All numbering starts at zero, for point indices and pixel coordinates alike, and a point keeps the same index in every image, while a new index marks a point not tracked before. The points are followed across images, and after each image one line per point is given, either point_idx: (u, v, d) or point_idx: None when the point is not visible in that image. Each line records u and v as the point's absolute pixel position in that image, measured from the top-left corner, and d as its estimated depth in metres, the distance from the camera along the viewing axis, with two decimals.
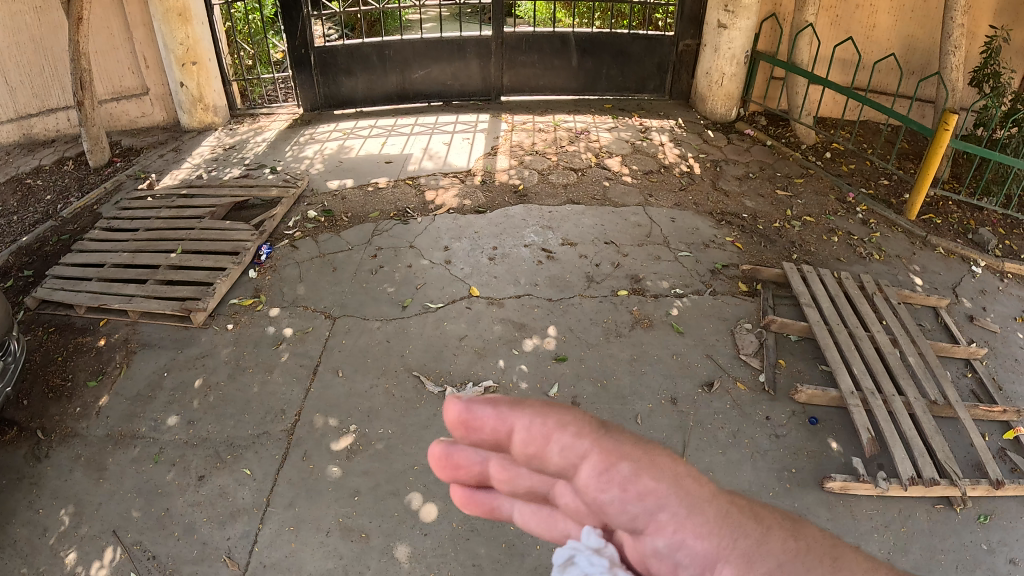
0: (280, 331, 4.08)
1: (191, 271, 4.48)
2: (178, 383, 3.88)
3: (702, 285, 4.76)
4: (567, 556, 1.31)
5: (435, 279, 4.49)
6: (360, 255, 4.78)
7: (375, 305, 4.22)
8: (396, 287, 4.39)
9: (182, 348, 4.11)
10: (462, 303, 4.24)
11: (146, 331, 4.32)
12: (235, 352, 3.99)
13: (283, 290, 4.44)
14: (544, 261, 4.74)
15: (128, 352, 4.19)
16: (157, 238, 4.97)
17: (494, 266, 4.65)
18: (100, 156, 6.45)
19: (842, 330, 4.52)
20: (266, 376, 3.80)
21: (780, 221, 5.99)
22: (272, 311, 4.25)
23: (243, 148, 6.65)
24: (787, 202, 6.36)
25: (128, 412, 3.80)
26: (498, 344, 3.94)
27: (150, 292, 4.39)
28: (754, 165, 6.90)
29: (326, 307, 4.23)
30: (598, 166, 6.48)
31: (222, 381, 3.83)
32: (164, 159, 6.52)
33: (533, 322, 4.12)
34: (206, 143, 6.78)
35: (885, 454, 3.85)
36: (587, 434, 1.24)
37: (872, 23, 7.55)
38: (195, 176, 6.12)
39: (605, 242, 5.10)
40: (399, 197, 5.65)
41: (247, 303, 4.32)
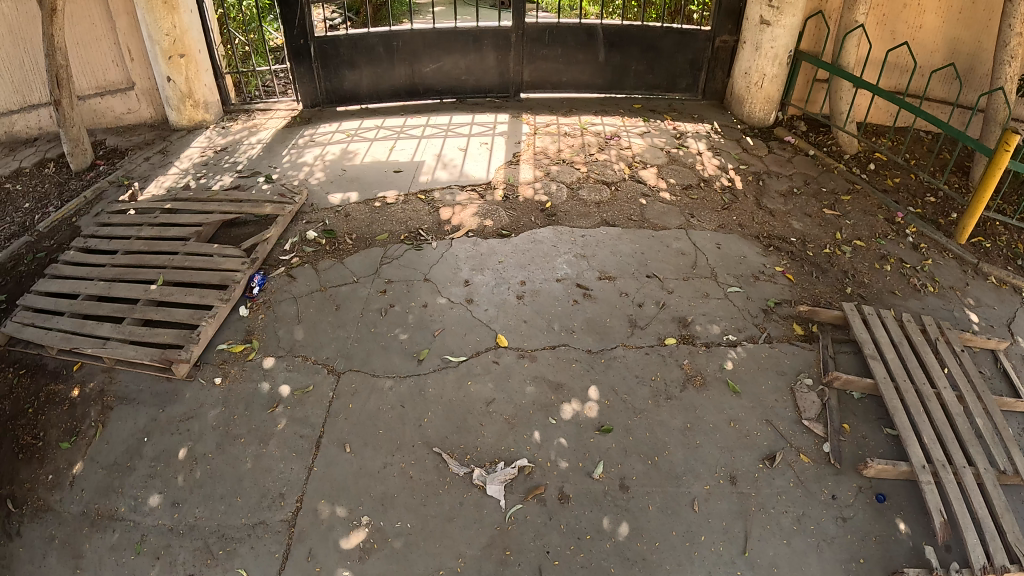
0: (276, 389, 3.53)
1: (172, 309, 3.90)
2: (162, 452, 3.35)
3: (756, 329, 4.23)
4: None
5: (453, 322, 3.88)
6: (366, 288, 4.14)
7: (384, 356, 3.63)
8: (408, 332, 3.79)
9: (167, 405, 3.56)
10: (485, 354, 3.66)
11: (126, 380, 3.77)
12: (226, 413, 3.45)
13: (279, 333, 3.85)
14: (579, 300, 4.17)
15: (105, 407, 3.63)
16: (138, 263, 4.37)
17: (522, 306, 4.06)
18: (82, 159, 5.81)
19: (904, 383, 3.91)
20: (263, 448, 3.27)
21: (830, 247, 5.48)
22: (266, 362, 3.68)
23: (236, 150, 6.00)
24: (834, 224, 5.82)
25: (105, 485, 3.26)
26: (530, 411, 3.39)
27: (128, 335, 3.81)
28: (798, 179, 6.39)
29: (329, 355, 3.65)
30: (632, 180, 5.92)
31: (209, 452, 3.30)
32: (150, 163, 5.89)
33: (568, 381, 3.55)
34: (195, 144, 6.14)
35: (953, 537, 3.27)
36: None
37: (918, 24, 6.86)
38: (183, 184, 5.49)
39: (646, 275, 4.54)
40: (412, 215, 5.06)
41: (237, 350, 3.76)
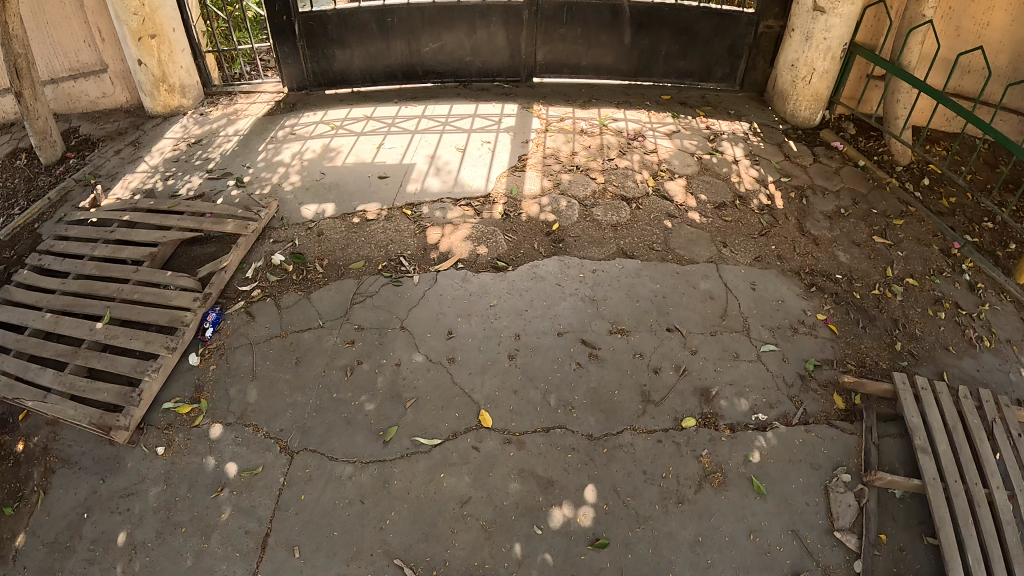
0: (222, 466, 3.06)
1: (113, 358, 3.42)
2: (102, 533, 2.88)
3: (791, 403, 3.60)
4: None
5: (426, 390, 3.34)
6: (333, 338, 3.61)
7: (345, 434, 3.12)
8: (378, 402, 3.26)
9: (110, 475, 3.08)
10: (462, 436, 3.13)
11: (71, 438, 3.28)
12: (168, 493, 2.97)
13: (233, 392, 3.36)
14: (581, 365, 3.57)
15: (48, 470, 3.15)
16: (87, 292, 3.85)
17: (512, 370, 3.50)
18: (51, 152, 5.25)
19: (955, 479, 3.25)
20: (206, 543, 2.80)
21: (879, 286, 4.53)
22: (212, 430, 3.21)
23: (210, 144, 5.39)
24: (886, 257, 4.81)
25: (43, 569, 2.79)
26: (510, 516, 2.88)
27: (69, 387, 3.34)
28: (846, 198, 5.41)
29: (284, 427, 3.17)
30: (657, 195, 5.13)
31: (148, 540, 2.83)
32: (119, 157, 5.30)
33: (559, 478, 3.02)
34: (169, 135, 5.53)
35: None
36: None
37: (987, 20, 5.85)
38: (149, 185, 4.91)
39: (663, 329, 3.90)
40: (394, 236, 4.43)
41: (183, 411, 3.29)
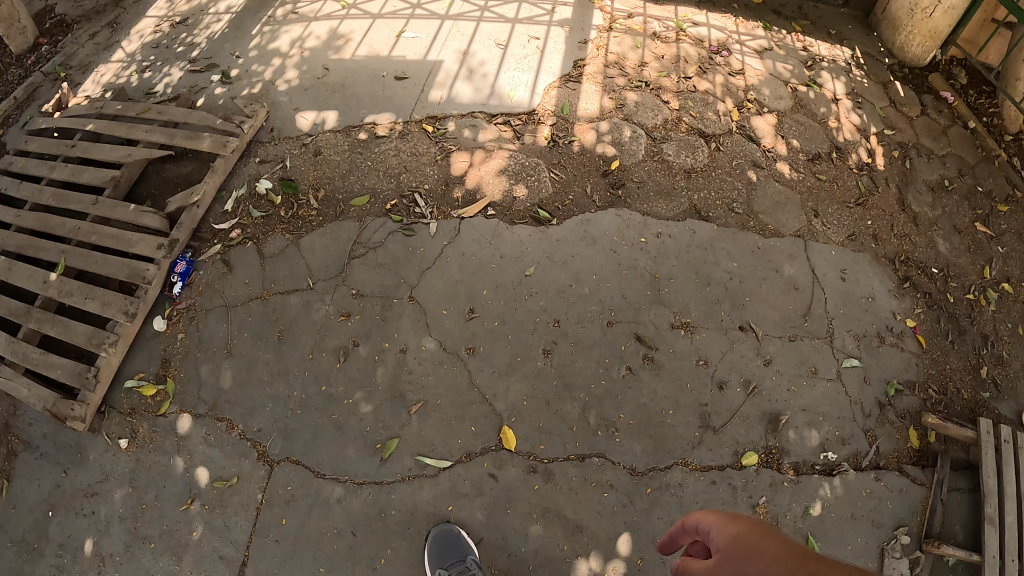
0: (192, 472, 2.90)
1: (70, 324, 3.08)
2: (68, 539, 2.87)
3: (865, 440, 3.10)
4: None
5: (442, 391, 2.79)
6: (325, 305, 3.04)
7: (333, 445, 2.74)
8: (381, 400, 2.78)
9: (73, 468, 2.99)
10: (481, 456, 2.66)
11: (30, 415, 3.13)
12: (133, 500, 2.89)
13: (205, 374, 3.07)
14: (630, 373, 2.91)
15: (11, 453, 3.05)
16: (44, 227, 3.41)
17: (548, 373, 2.84)
18: (20, 41, 4.75)
19: (1012, 557, 2.85)
20: (178, 565, 2.77)
21: (974, 290, 3.74)
22: (180, 423, 3.00)
23: (196, 23, 4.46)
24: (986, 251, 3.93)
25: (15, 570, 2.85)
26: (526, 566, 2.52)
27: (22, 358, 3.07)
28: (953, 166, 4.36)
29: (261, 427, 2.88)
30: (742, 133, 4.05)
31: (116, 553, 2.82)
32: (95, 43, 4.56)
33: (590, 525, 2.59)
34: (151, 14, 4.64)
35: None
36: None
37: None
38: (123, 80, 4.19)
39: (732, 328, 3.22)
40: (408, 160, 3.46)
41: (148, 394, 3.06)
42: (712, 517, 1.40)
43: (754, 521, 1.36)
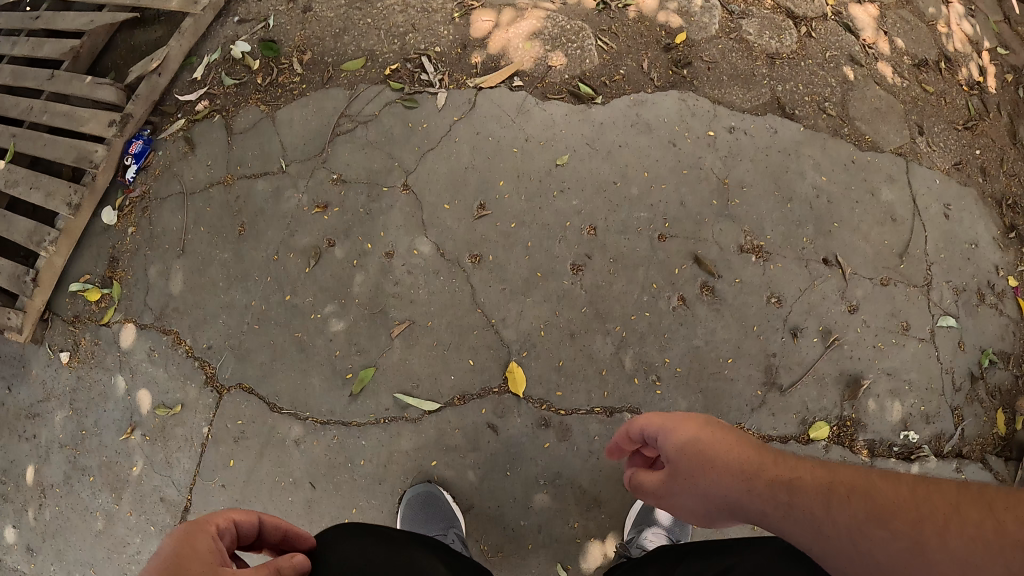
0: (133, 395, 2.43)
1: (8, 215, 2.52)
2: (9, 464, 2.55)
3: (952, 413, 2.38)
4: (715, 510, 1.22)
5: (437, 310, 2.04)
6: (297, 193, 2.23)
7: (295, 369, 2.07)
8: (359, 317, 2.07)
9: (16, 385, 2.59)
10: (477, 401, 2.00)
11: None
12: (73, 425, 2.50)
13: (154, 276, 2.48)
14: (682, 305, 2.19)
15: None
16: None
17: (584, 301, 2.03)
18: None
19: None
20: (117, 504, 2.42)
21: None
22: (124, 335, 2.49)
23: None
24: None
25: None
26: (524, 543, 1.99)
27: None
28: None
29: (211, 344, 2.22)
30: (838, 20, 2.59)
31: (57, 484, 2.50)
32: None
33: (611, 501, 2.01)
34: None
35: None
36: (703, 496, 1.23)
37: None
38: None
39: (814, 260, 2.38)
40: (416, 15, 2.44)
41: (93, 299, 2.55)
42: (658, 420, 1.38)
43: (702, 421, 1.35)
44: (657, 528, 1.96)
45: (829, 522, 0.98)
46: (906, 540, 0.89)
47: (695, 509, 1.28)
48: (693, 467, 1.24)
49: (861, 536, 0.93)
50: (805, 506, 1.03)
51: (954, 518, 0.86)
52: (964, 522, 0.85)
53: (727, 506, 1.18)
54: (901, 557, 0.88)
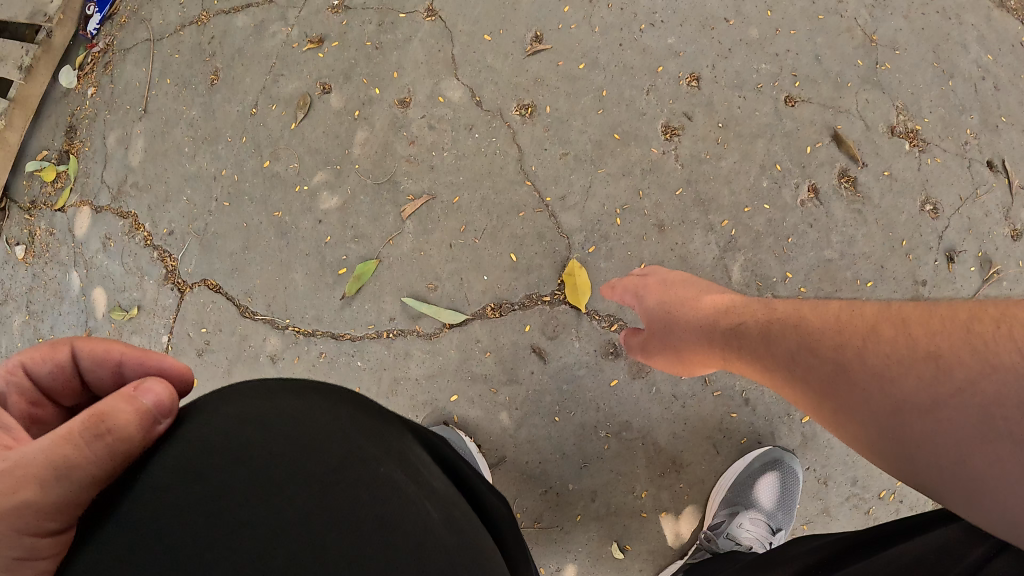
0: (90, 295, 1.79)
1: None
2: None
3: None
4: (688, 361, 1.16)
5: (467, 181, 1.40)
6: (284, 27, 1.58)
7: (274, 260, 1.47)
8: (357, 186, 1.43)
9: None
10: (519, 316, 1.36)
11: None
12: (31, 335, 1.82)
13: (112, 147, 1.84)
14: (814, 199, 1.52)
15: None
16: None
17: (680, 179, 1.40)
18: None
19: None
20: None
21: None
22: (82, 220, 1.83)
23: None
24: None
25: None
26: (573, 514, 1.40)
27: None
28: None
29: (172, 230, 1.71)
30: None
31: None
32: None
33: (695, 466, 1.43)
34: None
35: None
36: (674, 352, 1.17)
37: None
38: None
39: (976, 160, 1.54)
40: None
41: (50, 176, 1.88)
42: (624, 279, 1.29)
43: (671, 274, 1.26)
44: (756, 513, 1.39)
45: (785, 356, 0.92)
46: (830, 361, 0.84)
47: (672, 365, 1.21)
48: (660, 324, 1.18)
49: (811, 369, 0.87)
50: (756, 347, 0.98)
51: (887, 338, 0.78)
52: (879, 339, 0.80)
53: (694, 352, 1.12)
54: (825, 377, 0.85)
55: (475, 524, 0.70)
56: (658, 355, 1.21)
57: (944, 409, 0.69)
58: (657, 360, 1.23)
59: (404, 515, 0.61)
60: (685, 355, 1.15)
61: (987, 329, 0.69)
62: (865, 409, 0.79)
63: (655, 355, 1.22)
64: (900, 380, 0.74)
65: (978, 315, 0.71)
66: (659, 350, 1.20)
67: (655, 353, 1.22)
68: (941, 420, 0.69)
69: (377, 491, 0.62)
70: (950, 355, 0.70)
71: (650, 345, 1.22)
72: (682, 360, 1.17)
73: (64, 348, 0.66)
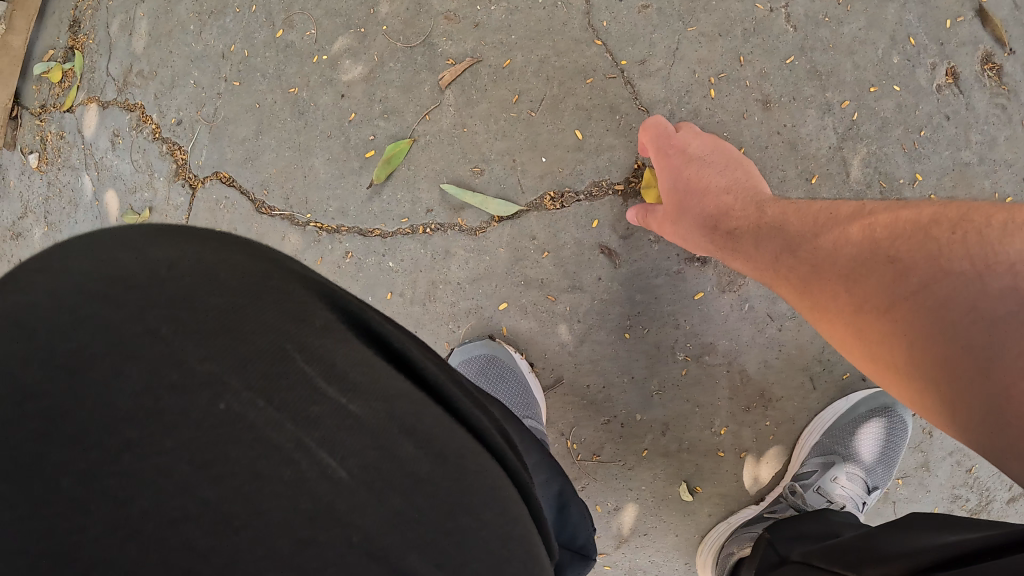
0: (101, 201, 1.47)
1: None
2: None
3: None
4: (706, 249, 0.99)
5: (521, 41, 1.14)
6: None
7: (292, 145, 1.26)
8: (384, 52, 1.19)
9: None
10: (584, 209, 1.13)
11: None
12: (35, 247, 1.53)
13: (116, 35, 1.46)
14: (953, 86, 1.16)
15: None
16: None
17: (792, 45, 1.14)
18: None
19: None
20: None
21: None
22: (89, 121, 1.48)
23: None
24: None
25: None
26: (637, 449, 1.18)
27: None
28: None
29: (181, 119, 1.39)
30: None
31: None
32: None
33: (786, 403, 1.17)
34: None
35: None
36: (693, 236, 1.00)
37: None
38: None
39: None
40: None
41: (56, 78, 1.52)
42: (653, 140, 1.06)
43: (699, 138, 1.05)
44: (852, 468, 1.15)
45: (764, 261, 0.89)
46: (807, 266, 0.84)
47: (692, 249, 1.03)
48: (680, 202, 1.01)
49: (786, 276, 0.86)
50: (742, 250, 0.93)
51: (860, 248, 0.79)
52: (851, 241, 0.80)
53: (711, 239, 0.97)
54: (805, 279, 0.84)
55: (428, 441, 0.48)
56: (679, 236, 1.02)
57: (901, 307, 0.72)
58: (679, 241, 1.04)
59: (272, 458, 0.43)
60: (696, 243, 1.00)
61: (943, 235, 0.72)
62: (833, 307, 0.81)
63: (675, 235, 1.03)
64: (867, 280, 0.77)
65: (937, 219, 0.74)
66: (679, 231, 1.01)
67: (676, 231, 1.02)
68: (898, 321, 0.72)
69: (225, 425, 0.43)
70: (913, 260, 0.73)
71: (671, 224, 1.02)
72: (695, 245, 1.01)
73: None
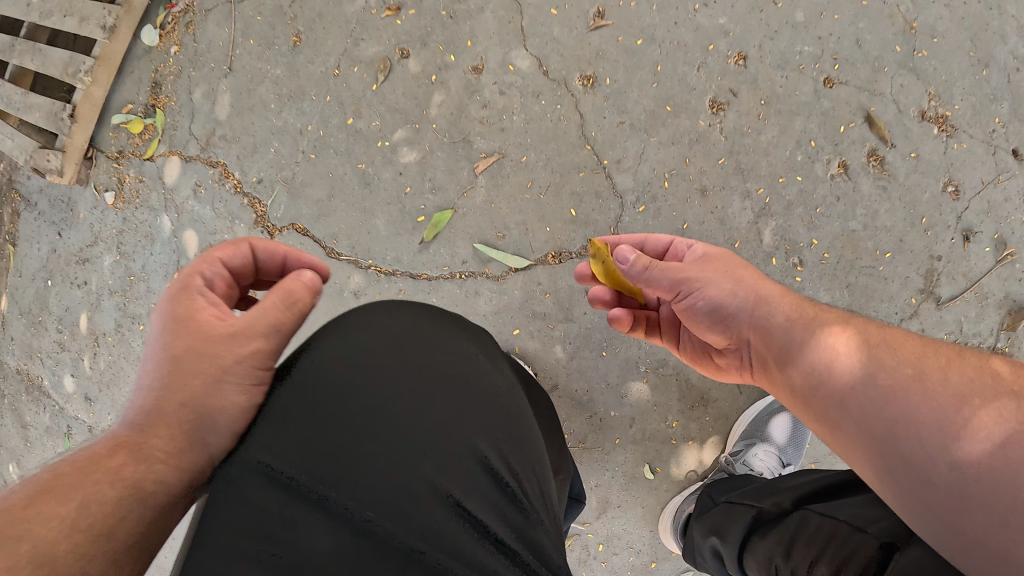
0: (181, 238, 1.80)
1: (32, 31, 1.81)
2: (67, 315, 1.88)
3: None
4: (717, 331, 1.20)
5: (534, 143, 1.60)
6: None
7: (358, 207, 1.68)
8: (433, 144, 1.64)
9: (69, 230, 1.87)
10: (576, 263, 1.58)
11: None
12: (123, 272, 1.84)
13: (198, 101, 1.78)
14: (844, 174, 1.63)
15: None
16: None
17: (723, 149, 1.61)
18: None
19: None
20: None
21: None
22: (170, 170, 1.79)
23: None
24: None
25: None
26: (613, 437, 1.62)
27: None
28: None
29: (262, 178, 1.76)
30: None
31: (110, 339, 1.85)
32: None
33: (720, 403, 1.62)
34: None
35: None
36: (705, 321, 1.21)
37: None
38: None
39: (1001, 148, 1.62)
40: None
41: (137, 130, 1.81)
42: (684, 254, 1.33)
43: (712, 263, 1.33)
44: (767, 446, 1.59)
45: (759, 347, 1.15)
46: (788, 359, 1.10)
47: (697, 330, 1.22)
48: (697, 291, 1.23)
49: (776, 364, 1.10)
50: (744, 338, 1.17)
51: None
52: None
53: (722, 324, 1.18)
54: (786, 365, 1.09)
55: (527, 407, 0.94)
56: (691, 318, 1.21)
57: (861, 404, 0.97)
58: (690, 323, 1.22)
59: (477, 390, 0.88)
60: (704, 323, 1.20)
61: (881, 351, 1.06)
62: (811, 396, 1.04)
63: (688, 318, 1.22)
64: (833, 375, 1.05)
65: None
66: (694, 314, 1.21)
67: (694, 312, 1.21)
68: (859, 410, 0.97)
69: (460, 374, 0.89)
70: None
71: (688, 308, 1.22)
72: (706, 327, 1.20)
73: (244, 244, 0.95)
